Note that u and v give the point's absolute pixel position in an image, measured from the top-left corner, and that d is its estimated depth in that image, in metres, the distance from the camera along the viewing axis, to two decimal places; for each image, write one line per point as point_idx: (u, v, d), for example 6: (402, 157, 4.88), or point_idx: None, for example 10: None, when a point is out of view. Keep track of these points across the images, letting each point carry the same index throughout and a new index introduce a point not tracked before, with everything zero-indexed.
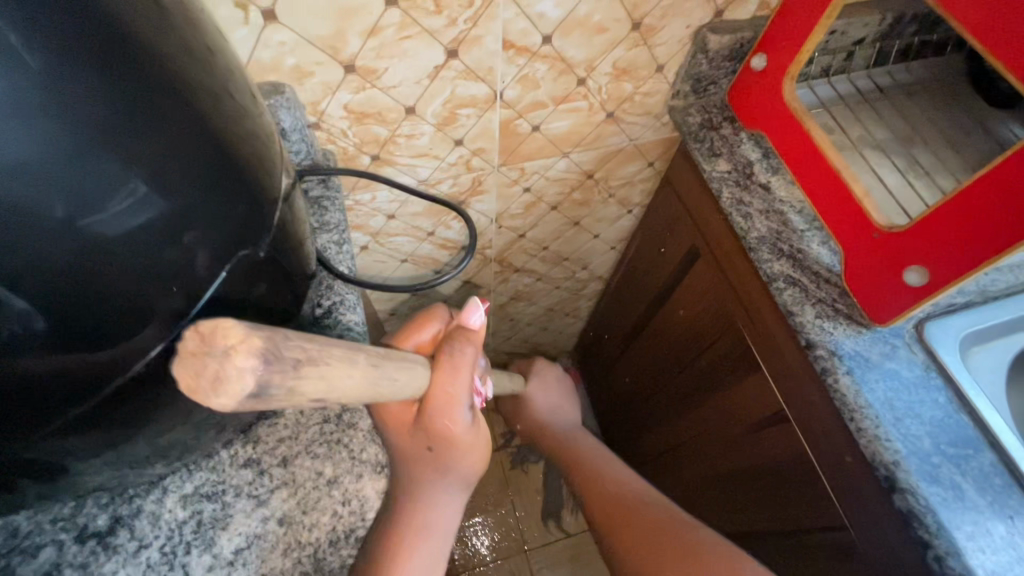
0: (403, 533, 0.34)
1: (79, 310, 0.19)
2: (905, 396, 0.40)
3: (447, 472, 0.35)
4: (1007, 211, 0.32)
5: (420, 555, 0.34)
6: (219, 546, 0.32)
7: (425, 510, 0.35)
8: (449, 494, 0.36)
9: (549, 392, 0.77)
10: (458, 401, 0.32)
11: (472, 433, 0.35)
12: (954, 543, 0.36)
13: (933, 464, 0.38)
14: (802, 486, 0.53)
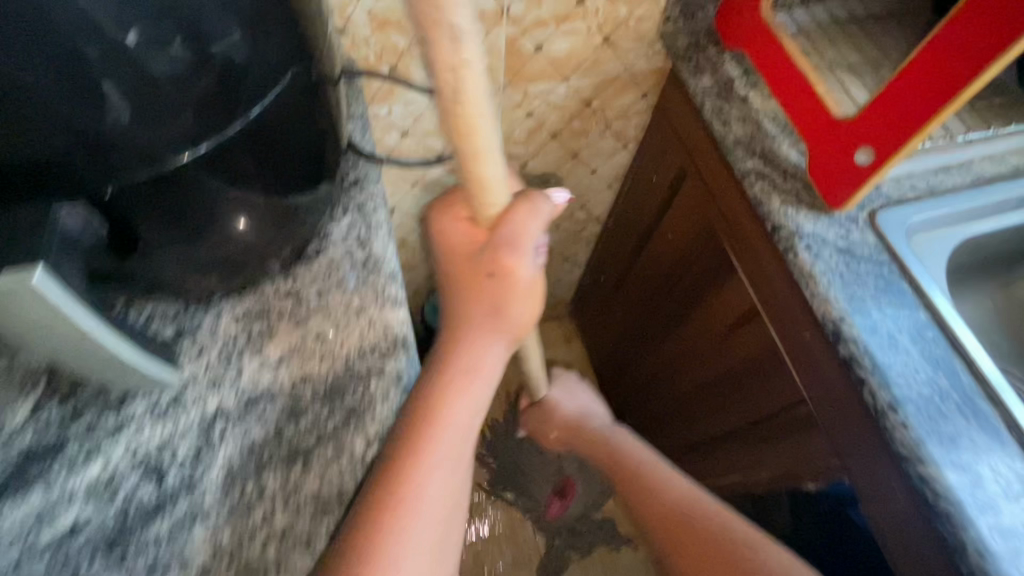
0: (449, 370, 0.35)
1: (160, 96, 0.25)
2: (854, 268, 0.46)
3: (497, 322, 0.37)
4: (924, 93, 0.39)
5: (462, 398, 0.35)
6: (267, 351, 0.38)
7: (463, 369, 0.36)
8: (498, 351, 0.37)
9: (575, 393, 0.71)
10: (528, 236, 0.35)
11: (527, 284, 0.36)
12: (885, 378, 0.42)
13: (873, 319, 0.44)
14: (769, 373, 0.59)
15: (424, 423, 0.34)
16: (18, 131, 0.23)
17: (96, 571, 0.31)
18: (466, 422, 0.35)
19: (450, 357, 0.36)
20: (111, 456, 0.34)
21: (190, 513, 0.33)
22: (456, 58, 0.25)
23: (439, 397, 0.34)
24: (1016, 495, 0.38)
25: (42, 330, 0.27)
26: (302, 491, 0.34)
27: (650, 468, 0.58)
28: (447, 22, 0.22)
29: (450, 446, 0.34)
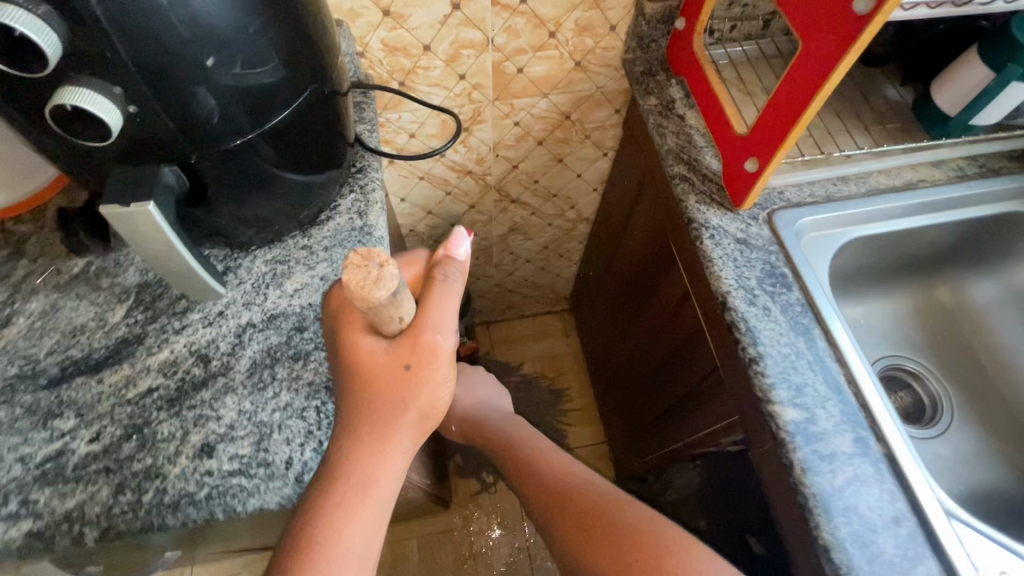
0: (343, 492, 0.41)
1: (227, 99, 0.38)
2: (746, 253, 0.58)
3: (410, 419, 0.43)
4: (779, 119, 0.50)
5: (351, 524, 0.41)
6: (285, 285, 0.53)
7: (365, 479, 0.42)
8: (400, 451, 0.43)
9: (473, 387, 0.87)
10: (445, 324, 0.43)
11: (444, 371, 0.43)
12: (754, 338, 0.53)
13: (754, 293, 0.55)
14: (697, 346, 0.71)
15: (331, 530, 0.41)
16: (153, 123, 0.37)
17: (162, 417, 0.46)
18: (363, 533, 0.42)
19: (350, 471, 0.42)
20: (175, 345, 0.49)
21: (225, 386, 0.48)
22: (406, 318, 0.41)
23: (340, 514, 0.41)
24: (841, 431, 0.49)
25: (152, 255, 0.42)
26: (301, 379, 0.48)
27: (526, 445, 0.73)
28: (402, 303, 0.40)
29: (356, 545, 0.41)
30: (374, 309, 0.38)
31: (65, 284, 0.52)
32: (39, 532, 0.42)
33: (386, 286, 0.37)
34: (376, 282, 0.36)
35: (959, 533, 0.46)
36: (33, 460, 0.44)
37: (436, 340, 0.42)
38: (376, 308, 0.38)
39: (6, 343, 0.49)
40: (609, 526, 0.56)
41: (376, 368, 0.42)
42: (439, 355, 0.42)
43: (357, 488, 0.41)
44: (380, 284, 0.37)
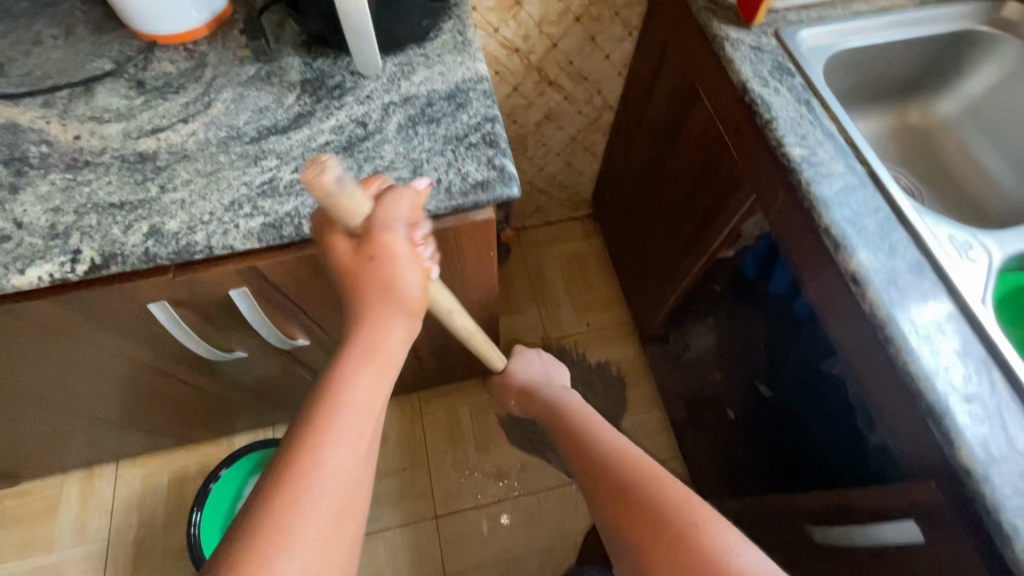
0: (352, 355, 0.52)
1: None
2: (758, 55, 0.75)
3: (397, 302, 0.53)
4: None
5: (359, 384, 0.50)
6: (413, 78, 0.69)
7: (376, 339, 0.53)
8: (398, 327, 0.54)
9: (529, 363, 1.01)
10: (394, 217, 0.52)
11: (405, 262, 0.52)
12: (767, 107, 0.71)
13: (766, 80, 0.73)
14: (717, 159, 0.89)
15: (343, 381, 0.50)
16: None
17: (341, 157, 0.63)
18: (368, 400, 0.50)
19: (360, 339, 0.52)
20: (339, 116, 0.66)
21: (383, 138, 0.64)
22: (355, 205, 0.49)
23: (340, 385, 0.50)
24: (834, 159, 0.67)
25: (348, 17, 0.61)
26: (438, 133, 0.65)
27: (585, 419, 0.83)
28: (349, 188, 0.48)
29: (367, 399, 0.50)
30: (328, 197, 0.46)
31: (245, 81, 0.69)
32: (271, 224, 0.59)
33: (337, 174, 0.45)
34: (326, 169, 0.45)
35: (922, 217, 0.63)
36: (254, 183, 0.61)
37: (390, 234, 0.51)
38: (331, 195, 0.46)
39: (213, 119, 0.65)
40: (687, 524, 0.60)
41: (358, 261, 0.52)
42: (396, 248, 0.51)
43: (367, 351, 0.52)
44: (335, 175, 0.46)
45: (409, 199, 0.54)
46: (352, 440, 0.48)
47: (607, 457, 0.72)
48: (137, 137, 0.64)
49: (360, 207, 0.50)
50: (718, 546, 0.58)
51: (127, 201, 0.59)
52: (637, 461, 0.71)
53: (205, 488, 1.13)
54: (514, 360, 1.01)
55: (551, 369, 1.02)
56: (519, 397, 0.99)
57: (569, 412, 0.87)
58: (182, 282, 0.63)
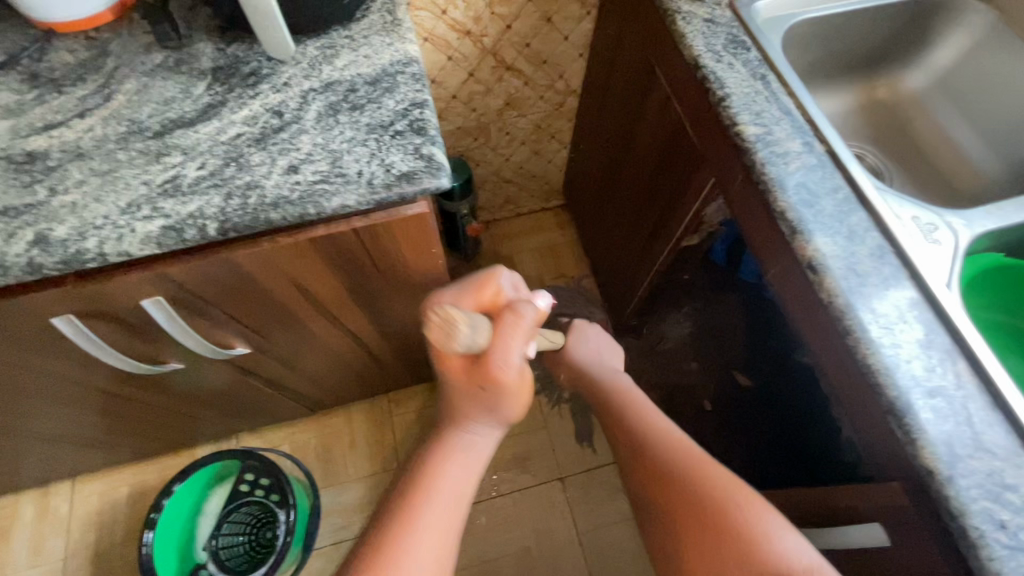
0: (449, 441, 0.60)
1: None
2: (713, 28, 0.70)
3: (494, 411, 0.58)
4: None
5: (455, 469, 0.59)
6: (335, 62, 0.64)
7: (472, 440, 0.61)
8: (488, 426, 0.61)
9: (592, 341, 0.92)
10: (512, 347, 0.53)
11: (512, 380, 0.54)
12: (721, 83, 0.66)
13: (720, 55, 0.68)
14: (678, 142, 0.84)
15: (437, 468, 0.59)
16: None
17: (252, 150, 0.57)
18: (461, 479, 0.59)
19: (458, 432, 0.60)
20: (252, 105, 0.60)
21: (300, 129, 0.59)
22: (473, 342, 0.51)
23: (439, 465, 0.59)
24: (792, 138, 0.62)
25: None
26: (361, 121, 0.60)
27: (646, 414, 0.77)
28: (469, 336, 0.50)
29: (459, 480, 0.59)
30: (452, 348, 0.51)
31: (149, 70, 0.63)
32: (171, 226, 0.53)
33: (457, 335, 0.49)
34: (446, 332, 0.49)
35: (885, 197, 0.59)
36: (155, 183, 0.55)
37: (505, 365, 0.52)
38: (443, 341, 0.50)
39: (113, 113, 0.60)
40: (723, 500, 0.61)
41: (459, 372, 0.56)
42: (507, 376, 0.53)
43: (461, 442, 0.60)
44: (453, 333, 0.50)
45: (533, 317, 0.55)
46: (445, 516, 0.57)
47: (672, 472, 0.67)
48: (28, 134, 0.58)
49: (482, 341, 0.52)
50: (756, 530, 0.58)
51: (11, 206, 0.54)
52: (710, 477, 0.64)
53: (150, 515, 1.04)
54: (572, 334, 0.93)
55: (611, 350, 0.94)
56: (570, 373, 0.92)
57: (629, 405, 0.80)
58: (83, 293, 0.57)
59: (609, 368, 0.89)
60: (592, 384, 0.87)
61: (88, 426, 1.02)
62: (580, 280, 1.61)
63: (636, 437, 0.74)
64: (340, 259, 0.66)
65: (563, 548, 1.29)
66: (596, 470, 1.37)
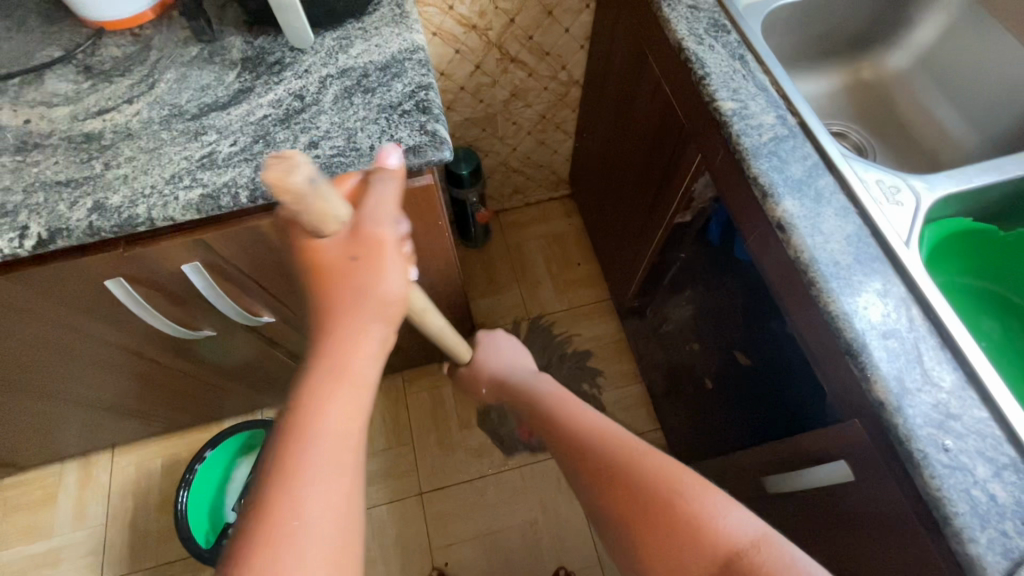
0: (318, 377, 0.48)
1: None
2: (696, 13, 0.76)
3: (369, 306, 0.49)
4: None
5: (328, 407, 0.47)
6: (350, 51, 0.71)
7: (342, 359, 0.49)
8: (373, 333, 0.50)
9: (497, 352, 0.95)
10: (387, 210, 0.51)
11: (391, 258, 0.49)
12: (702, 63, 0.71)
13: (702, 37, 0.74)
14: (669, 121, 0.89)
15: (313, 418, 0.46)
16: None
17: (278, 129, 0.65)
18: (342, 417, 0.47)
19: (324, 358, 0.49)
20: (277, 90, 0.68)
21: (319, 109, 0.66)
22: (339, 209, 0.47)
23: (309, 413, 0.46)
24: (767, 111, 0.67)
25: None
26: (373, 102, 0.67)
27: (570, 407, 0.77)
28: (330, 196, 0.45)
29: (339, 421, 0.47)
30: (305, 203, 0.43)
31: (187, 61, 0.71)
32: (209, 194, 0.61)
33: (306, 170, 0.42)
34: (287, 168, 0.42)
35: (851, 163, 0.64)
36: (194, 157, 0.63)
37: (383, 227, 0.49)
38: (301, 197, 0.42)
39: (157, 99, 0.68)
40: (670, 492, 0.59)
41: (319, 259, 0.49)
42: (384, 244, 0.49)
43: (337, 370, 0.49)
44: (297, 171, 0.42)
45: (395, 186, 0.53)
46: (327, 473, 0.45)
47: (623, 469, 0.63)
48: (84, 118, 0.66)
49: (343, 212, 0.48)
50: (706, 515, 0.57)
51: (73, 179, 0.62)
52: (650, 466, 0.63)
53: (189, 474, 1.14)
54: (480, 343, 0.97)
55: (520, 353, 0.98)
56: (492, 382, 0.93)
57: (543, 404, 0.80)
58: (134, 256, 0.65)
59: (524, 369, 0.92)
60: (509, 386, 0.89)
61: (129, 395, 1.11)
62: (587, 265, 1.66)
63: (574, 438, 0.71)
64: None
65: (569, 519, 1.35)
66: None
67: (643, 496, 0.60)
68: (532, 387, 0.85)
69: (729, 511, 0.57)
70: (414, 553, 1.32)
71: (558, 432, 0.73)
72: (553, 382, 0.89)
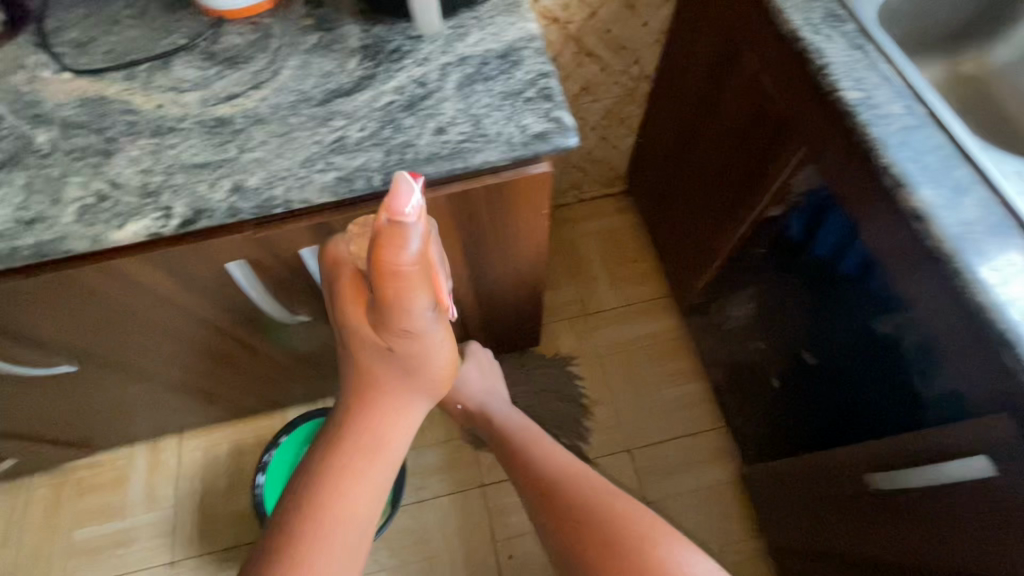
0: (365, 451, 0.70)
1: None
2: (809, 3, 0.75)
3: (416, 391, 0.72)
4: None
5: (377, 474, 0.71)
6: (467, 39, 0.71)
7: (388, 433, 0.72)
8: (415, 413, 0.74)
9: (474, 376, 1.14)
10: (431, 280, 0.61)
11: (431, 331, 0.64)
12: (821, 54, 0.70)
13: (818, 27, 0.73)
14: (765, 115, 0.89)
15: (341, 484, 0.69)
16: None
17: (404, 115, 0.66)
18: (374, 486, 0.71)
19: (376, 434, 0.71)
20: (399, 77, 0.69)
21: (443, 96, 0.67)
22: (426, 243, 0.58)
23: (358, 479, 0.70)
24: (893, 101, 0.66)
25: None
26: (495, 90, 0.67)
27: (538, 442, 0.99)
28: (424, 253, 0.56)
29: (363, 494, 0.70)
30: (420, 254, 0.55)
31: (308, 49, 0.72)
32: (344, 178, 0.62)
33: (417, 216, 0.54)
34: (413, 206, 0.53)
35: (986, 154, 0.63)
36: (325, 142, 0.64)
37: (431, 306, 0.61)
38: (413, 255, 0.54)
39: (282, 85, 0.69)
40: (640, 531, 0.75)
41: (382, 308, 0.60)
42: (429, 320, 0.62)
43: (381, 450, 0.72)
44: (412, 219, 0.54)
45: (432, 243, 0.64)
46: (367, 502, 0.70)
47: (575, 517, 0.80)
48: (214, 104, 0.68)
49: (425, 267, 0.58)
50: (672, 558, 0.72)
51: (210, 161, 0.64)
52: (629, 517, 0.77)
53: (263, 460, 1.18)
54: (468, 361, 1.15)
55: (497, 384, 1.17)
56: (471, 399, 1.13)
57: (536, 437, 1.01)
58: (261, 238, 0.67)
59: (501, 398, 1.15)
60: (488, 415, 1.11)
61: (209, 380, 1.13)
62: (643, 262, 1.65)
63: (543, 477, 0.89)
64: (466, 216, 0.74)
65: None
66: (661, 443, 1.42)
67: (598, 534, 0.76)
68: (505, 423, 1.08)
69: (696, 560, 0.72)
70: (477, 544, 1.32)
71: (526, 462, 0.95)
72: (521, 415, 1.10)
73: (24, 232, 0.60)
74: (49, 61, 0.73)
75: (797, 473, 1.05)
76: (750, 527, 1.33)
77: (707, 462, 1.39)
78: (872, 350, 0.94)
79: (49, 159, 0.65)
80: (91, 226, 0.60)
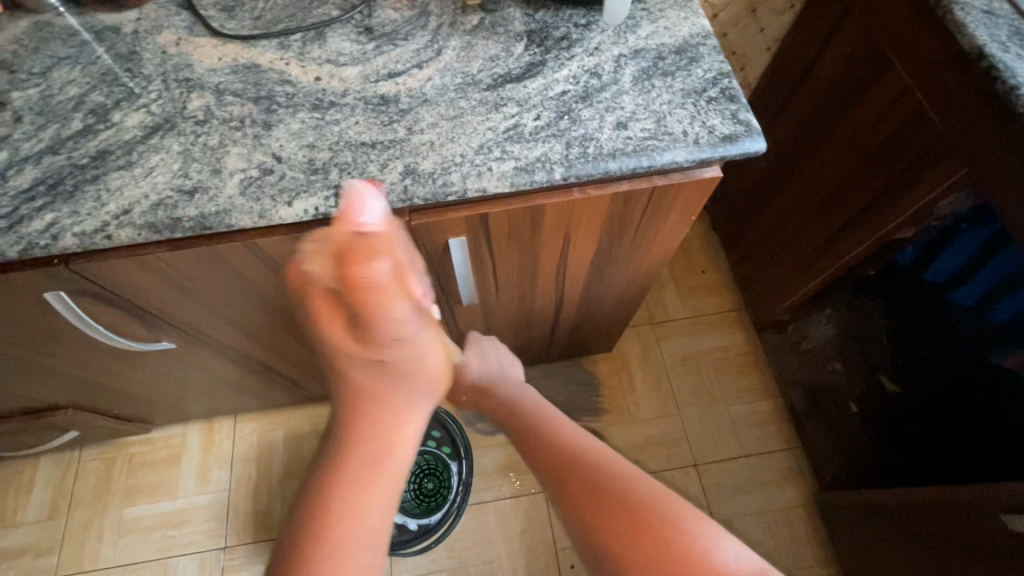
0: (367, 443, 0.59)
1: None
2: (993, 18, 0.71)
3: (406, 387, 0.60)
4: None
5: (376, 489, 0.58)
6: (639, 31, 0.68)
7: (389, 416, 0.60)
8: (418, 407, 0.62)
9: (485, 357, 0.86)
10: (394, 278, 0.53)
11: (419, 323, 0.58)
12: (1013, 72, 0.67)
13: (1006, 45, 0.69)
14: (912, 132, 0.85)
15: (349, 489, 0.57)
16: None
17: (581, 106, 0.62)
18: (376, 506, 0.58)
19: (378, 420, 0.59)
20: (571, 66, 0.65)
21: (620, 89, 0.63)
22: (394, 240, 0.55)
23: (357, 476, 0.58)
24: None
25: None
26: (674, 86, 0.64)
27: (536, 407, 0.77)
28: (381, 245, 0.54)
29: (378, 493, 0.58)
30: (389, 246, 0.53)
31: (470, 30, 0.68)
32: (523, 168, 0.58)
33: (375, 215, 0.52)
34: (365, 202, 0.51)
35: None
36: (499, 129, 0.61)
37: (402, 289, 0.55)
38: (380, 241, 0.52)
39: (447, 65, 0.65)
40: (661, 519, 0.56)
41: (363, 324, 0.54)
42: (411, 317, 0.57)
43: (384, 433, 0.60)
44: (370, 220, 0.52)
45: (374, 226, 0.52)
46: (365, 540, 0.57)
47: (609, 494, 0.59)
48: (376, 80, 0.65)
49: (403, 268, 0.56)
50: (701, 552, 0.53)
51: (378, 140, 0.60)
52: (647, 493, 0.58)
53: None
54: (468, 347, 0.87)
55: (507, 361, 0.89)
56: (471, 396, 0.85)
57: (513, 403, 0.79)
58: (416, 226, 0.63)
59: (511, 379, 0.86)
60: (491, 399, 0.81)
61: (289, 366, 1.09)
62: (713, 274, 1.61)
63: (555, 453, 0.67)
64: (617, 216, 0.70)
65: None
66: (728, 459, 1.38)
67: (630, 518, 0.56)
68: (514, 399, 0.80)
69: (722, 535, 0.55)
70: (540, 551, 1.28)
71: (523, 425, 0.74)
72: (536, 393, 0.82)
73: (186, 202, 0.57)
74: (195, 23, 0.69)
75: (889, 498, 1.02)
76: (820, 553, 1.29)
77: (776, 483, 1.36)
78: (968, 369, 1.00)
79: (204, 126, 0.61)
80: (258, 201, 0.57)
